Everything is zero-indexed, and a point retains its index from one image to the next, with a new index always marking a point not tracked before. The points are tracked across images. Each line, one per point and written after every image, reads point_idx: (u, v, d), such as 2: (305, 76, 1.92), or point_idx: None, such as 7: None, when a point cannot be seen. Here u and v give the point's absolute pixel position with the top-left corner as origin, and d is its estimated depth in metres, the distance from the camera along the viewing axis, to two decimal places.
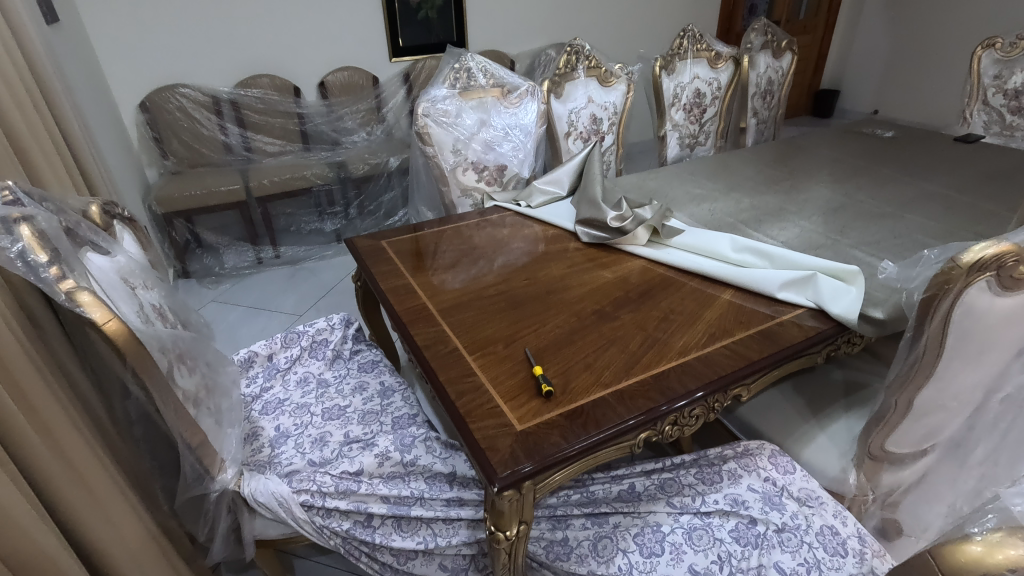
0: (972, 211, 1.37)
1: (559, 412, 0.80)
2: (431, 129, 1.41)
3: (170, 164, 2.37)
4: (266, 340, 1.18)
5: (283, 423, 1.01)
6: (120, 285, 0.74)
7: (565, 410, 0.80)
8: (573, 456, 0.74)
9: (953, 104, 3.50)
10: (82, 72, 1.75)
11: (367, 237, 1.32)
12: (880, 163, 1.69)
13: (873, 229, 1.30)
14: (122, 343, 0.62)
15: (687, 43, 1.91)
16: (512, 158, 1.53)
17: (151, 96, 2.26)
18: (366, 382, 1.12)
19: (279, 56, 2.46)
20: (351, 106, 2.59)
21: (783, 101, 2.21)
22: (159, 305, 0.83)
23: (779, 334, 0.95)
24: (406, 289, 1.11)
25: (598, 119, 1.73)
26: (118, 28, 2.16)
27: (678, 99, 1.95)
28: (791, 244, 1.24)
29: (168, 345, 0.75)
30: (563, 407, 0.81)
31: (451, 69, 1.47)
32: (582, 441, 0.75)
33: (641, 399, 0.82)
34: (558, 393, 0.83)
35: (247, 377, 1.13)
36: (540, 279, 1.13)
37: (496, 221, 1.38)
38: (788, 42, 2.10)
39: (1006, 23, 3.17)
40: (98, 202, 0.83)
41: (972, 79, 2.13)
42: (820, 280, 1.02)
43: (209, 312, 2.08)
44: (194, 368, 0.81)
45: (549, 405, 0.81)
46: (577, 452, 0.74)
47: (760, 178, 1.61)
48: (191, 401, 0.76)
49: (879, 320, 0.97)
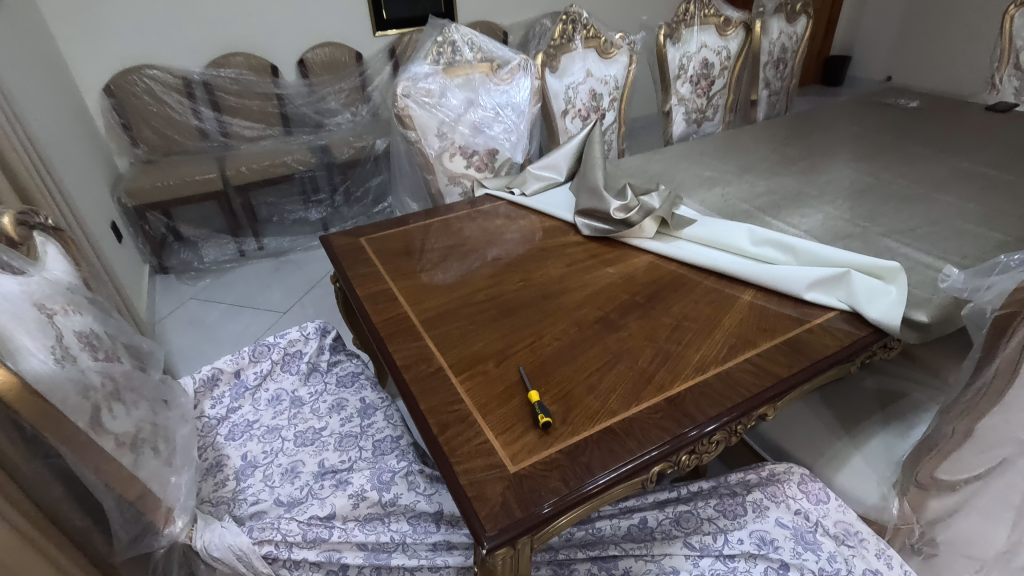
0: (1014, 191, 1.24)
1: (558, 446, 0.69)
2: (413, 111, 1.27)
3: (141, 152, 2.22)
4: (232, 354, 1.05)
5: (251, 451, 0.91)
6: (33, 315, 0.62)
7: (565, 442, 0.69)
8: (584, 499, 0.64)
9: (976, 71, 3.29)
10: (26, 56, 1.60)
11: (345, 233, 1.19)
12: (907, 138, 1.54)
13: (906, 214, 1.17)
14: (15, 401, 0.51)
15: (695, 8, 1.73)
16: (504, 141, 1.39)
17: (115, 79, 2.10)
18: (344, 400, 1.01)
19: (254, 33, 2.30)
20: (334, 86, 2.43)
21: (796, 71, 2.04)
22: (87, 332, 0.70)
23: (809, 344, 0.83)
24: (386, 296, 0.98)
25: (598, 95, 1.58)
26: (75, 7, 2.00)
27: (684, 71, 1.80)
28: (816, 234, 1.11)
29: (91, 385, 0.63)
30: (566, 440, 0.69)
31: (434, 42, 1.31)
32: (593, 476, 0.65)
33: (655, 429, 0.70)
34: (557, 423, 0.71)
35: (211, 396, 1.00)
36: (536, 280, 1.01)
37: (488, 212, 1.26)
38: (803, 4, 1.93)
39: None
40: (11, 212, 0.70)
41: (1003, 42, 1.97)
42: (853, 279, 0.90)
43: (188, 311, 1.97)
44: (130, 407, 0.69)
45: (547, 436, 0.70)
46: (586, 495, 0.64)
47: (776, 157, 1.47)
48: (125, 448, 0.65)
49: (923, 324, 0.85)
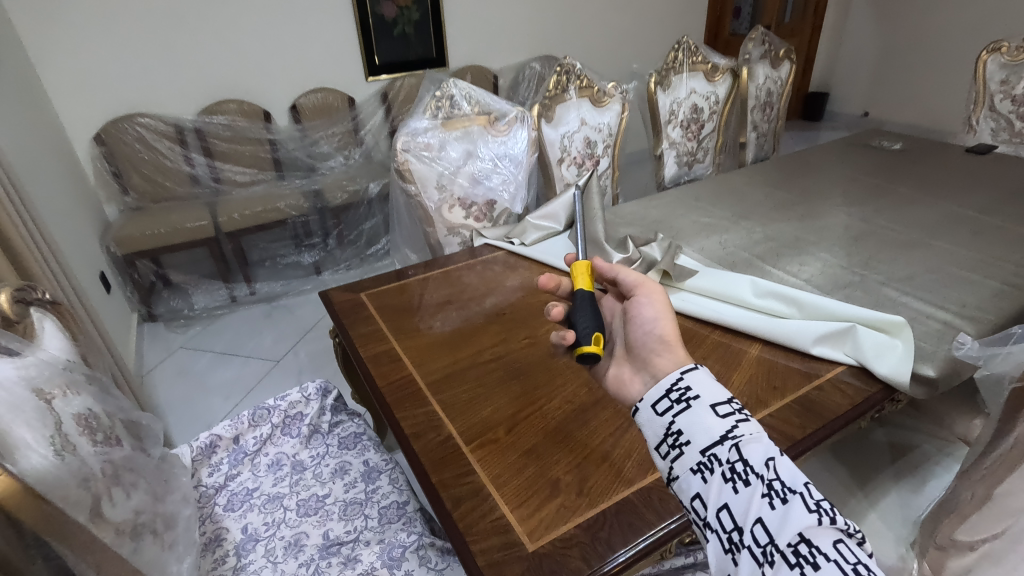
0: (1004, 235, 1.24)
1: (652, 332, 0.65)
2: (413, 165, 1.28)
3: (131, 200, 2.21)
4: (230, 419, 1.03)
5: (251, 523, 0.89)
6: (32, 401, 0.60)
7: (657, 336, 0.65)
8: (667, 440, 0.56)
9: (959, 106, 3.37)
10: (12, 113, 1.61)
11: (344, 288, 1.18)
12: (897, 181, 1.56)
13: (903, 261, 1.17)
14: (15, 506, 0.47)
15: (683, 55, 1.79)
16: (502, 193, 1.39)
17: (106, 127, 2.12)
18: (347, 464, 0.98)
19: (247, 79, 2.33)
20: (327, 130, 2.46)
21: (781, 114, 2.10)
22: (89, 412, 0.68)
23: (821, 404, 0.82)
24: (390, 357, 0.97)
25: (592, 142, 1.60)
26: (68, 61, 2.03)
27: (675, 116, 1.83)
28: (816, 283, 1.12)
29: (97, 472, 0.62)
30: (644, 347, 0.65)
31: (432, 97, 1.31)
32: (674, 376, 0.59)
33: (673, 499, 0.70)
34: (625, 275, 0.72)
35: (208, 464, 0.98)
36: (541, 337, 1.00)
37: (488, 262, 1.25)
38: (785, 51, 2.00)
39: (1008, 28, 3.08)
40: (9, 288, 0.68)
41: (977, 85, 2.01)
42: (859, 333, 0.90)
43: (175, 361, 1.92)
44: (134, 487, 0.68)
45: (635, 318, 0.68)
46: (661, 435, 0.56)
47: (770, 202, 1.49)
48: (126, 535, 0.63)
49: (931, 379, 0.85)
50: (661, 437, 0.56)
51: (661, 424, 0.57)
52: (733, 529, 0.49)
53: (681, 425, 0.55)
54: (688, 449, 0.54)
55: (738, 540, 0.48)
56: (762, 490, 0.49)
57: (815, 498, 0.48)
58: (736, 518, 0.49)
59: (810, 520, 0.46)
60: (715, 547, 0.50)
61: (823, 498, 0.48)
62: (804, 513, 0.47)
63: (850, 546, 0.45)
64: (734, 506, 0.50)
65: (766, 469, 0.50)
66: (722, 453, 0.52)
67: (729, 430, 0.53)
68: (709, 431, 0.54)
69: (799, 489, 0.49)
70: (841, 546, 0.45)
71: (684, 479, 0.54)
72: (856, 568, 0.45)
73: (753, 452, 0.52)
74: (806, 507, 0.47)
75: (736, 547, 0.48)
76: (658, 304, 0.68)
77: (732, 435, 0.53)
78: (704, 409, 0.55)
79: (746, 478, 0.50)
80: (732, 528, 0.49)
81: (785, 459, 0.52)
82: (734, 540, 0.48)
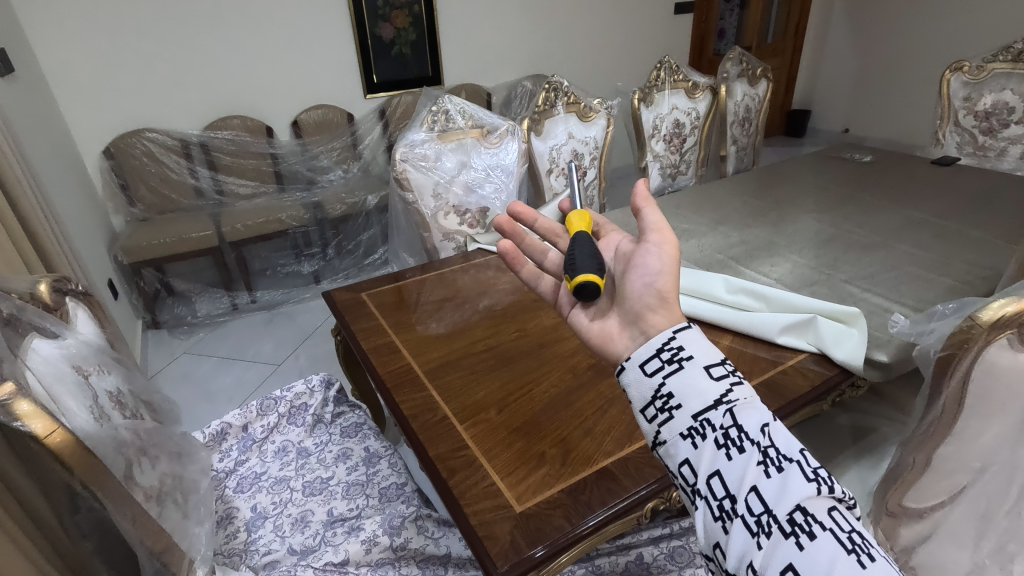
0: (960, 238, 1.33)
1: (651, 287, 0.59)
2: (411, 174, 1.37)
3: (137, 211, 2.29)
4: (240, 409, 1.11)
5: (260, 502, 0.95)
6: (72, 375, 0.68)
7: (657, 292, 0.58)
8: (654, 402, 0.51)
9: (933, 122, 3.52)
10: (30, 128, 1.70)
11: (345, 288, 1.26)
12: (866, 190, 1.66)
13: (866, 261, 1.26)
14: (70, 457, 0.54)
15: (665, 74, 1.90)
16: (495, 200, 1.47)
17: (116, 141, 2.21)
18: (349, 450, 1.05)
19: (251, 97, 2.43)
20: (327, 145, 2.55)
21: (760, 129, 2.21)
22: (117, 391, 0.76)
23: (784, 385, 0.90)
24: (389, 348, 1.05)
25: (579, 154, 1.70)
26: (81, 80, 2.13)
27: (658, 130, 1.94)
28: (786, 282, 1.20)
29: (129, 440, 0.70)
30: (640, 301, 0.59)
31: (429, 112, 1.41)
32: (667, 334, 0.53)
33: (647, 467, 0.77)
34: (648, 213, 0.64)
35: (219, 450, 1.05)
36: (530, 330, 1.08)
37: (481, 265, 1.33)
38: (762, 69, 2.11)
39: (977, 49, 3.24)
40: (47, 279, 0.76)
41: (942, 102, 2.14)
42: (819, 323, 0.99)
43: (180, 365, 1.99)
44: (158, 458, 0.76)
45: (639, 266, 0.61)
46: (648, 397, 0.51)
47: (746, 210, 1.58)
48: (154, 498, 0.70)
49: (883, 363, 0.94)
50: (647, 399, 0.51)
51: (649, 385, 0.51)
52: (725, 498, 0.45)
53: (671, 387, 0.50)
54: (679, 413, 0.49)
55: (730, 509, 0.45)
56: (757, 458, 0.45)
57: (813, 467, 0.46)
58: (729, 486, 0.45)
59: (809, 490, 0.44)
60: (702, 515, 0.46)
61: (820, 466, 0.46)
62: (803, 483, 0.44)
63: (844, 514, 0.44)
64: (727, 473, 0.46)
65: (761, 436, 0.47)
66: (716, 418, 0.47)
67: (724, 393, 0.49)
68: (704, 395, 0.49)
69: (797, 457, 0.46)
70: (836, 514, 0.44)
71: (671, 444, 0.49)
72: (852, 536, 0.43)
73: (748, 417, 0.48)
74: (805, 476, 0.45)
75: (727, 515, 0.44)
76: (669, 262, 0.60)
77: (727, 399, 0.48)
78: (697, 370, 0.50)
79: (741, 445, 0.46)
80: (723, 496, 0.45)
81: (780, 424, 0.49)
82: (726, 509, 0.45)
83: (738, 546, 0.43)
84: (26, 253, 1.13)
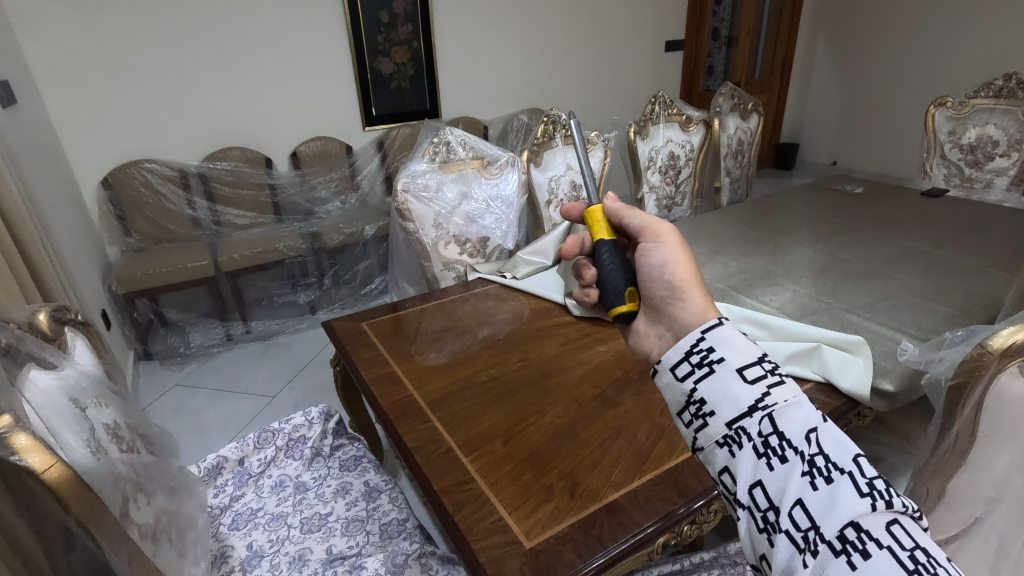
0: (956, 267, 1.35)
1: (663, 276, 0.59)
2: (412, 205, 1.38)
3: (133, 241, 2.29)
4: (237, 442, 1.08)
5: (256, 540, 0.92)
6: (68, 408, 0.66)
7: (668, 280, 0.58)
8: (689, 407, 0.50)
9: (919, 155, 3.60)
10: (31, 159, 1.70)
11: (345, 318, 1.25)
12: (860, 220, 1.69)
13: (864, 290, 1.27)
14: (67, 493, 0.51)
15: (659, 108, 1.94)
16: (495, 230, 1.48)
17: (115, 172, 2.22)
18: (349, 484, 1.02)
19: (250, 129, 2.46)
20: (325, 176, 2.57)
21: (752, 161, 2.25)
22: (113, 424, 0.74)
23: None
24: (391, 379, 1.03)
25: (577, 185, 1.71)
26: (82, 112, 2.15)
27: (653, 162, 1.97)
28: (787, 310, 1.21)
29: (125, 476, 0.67)
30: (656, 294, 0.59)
31: (429, 143, 1.45)
32: (696, 334, 0.51)
33: (657, 500, 0.76)
34: (632, 217, 0.67)
35: (214, 485, 1.02)
36: (533, 360, 1.07)
37: (481, 294, 1.32)
38: (753, 104, 2.17)
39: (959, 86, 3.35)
40: (46, 309, 0.75)
41: (928, 135, 2.19)
42: (824, 351, 0.99)
43: (172, 398, 1.95)
44: (154, 495, 0.73)
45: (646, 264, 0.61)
46: (682, 402, 0.50)
47: (743, 240, 1.60)
48: (148, 536, 0.68)
49: (890, 392, 0.94)
50: (682, 404, 0.50)
51: (682, 390, 0.50)
52: (769, 509, 0.44)
53: (704, 392, 0.49)
54: (713, 420, 0.48)
55: (774, 521, 0.43)
56: (801, 468, 0.43)
57: (867, 478, 0.42)
58: (772, 497, 0.44)
59: (862, 506, 0.41)
60: (746, 525, 0.46)
61: (877, 476, 0.43)
62: (855, 498, 0.41)
63: (906, 528, 0.40)
64: (770, 483, 0.44)
65: (807, 445, 0.44)
66: (752, 425, 0.46)
67: (760, 398, 0.47)
68: (737, 401, 0.47)
69: (848, 467, 0.43)
70: (895, 530, 0.40)
71: (709, 451, 0.48)
72: (914, 554, 0.39)
73: (790, 423, 0.45)
74: (857, 490, 0.42)
75: (771, 527, 0.43)
76: (669, 248, 0.60)
77: (765, 403, 0.47)
78: (729, 374, 0.48)
79: (783, 454, 0.45)
80: (767, 507, 0.44)
81: (831, 428, 0.46)
82: (770, 521, 0.43)
83: (783, 559, 0.42)
84: (24, 283, 1.12)
